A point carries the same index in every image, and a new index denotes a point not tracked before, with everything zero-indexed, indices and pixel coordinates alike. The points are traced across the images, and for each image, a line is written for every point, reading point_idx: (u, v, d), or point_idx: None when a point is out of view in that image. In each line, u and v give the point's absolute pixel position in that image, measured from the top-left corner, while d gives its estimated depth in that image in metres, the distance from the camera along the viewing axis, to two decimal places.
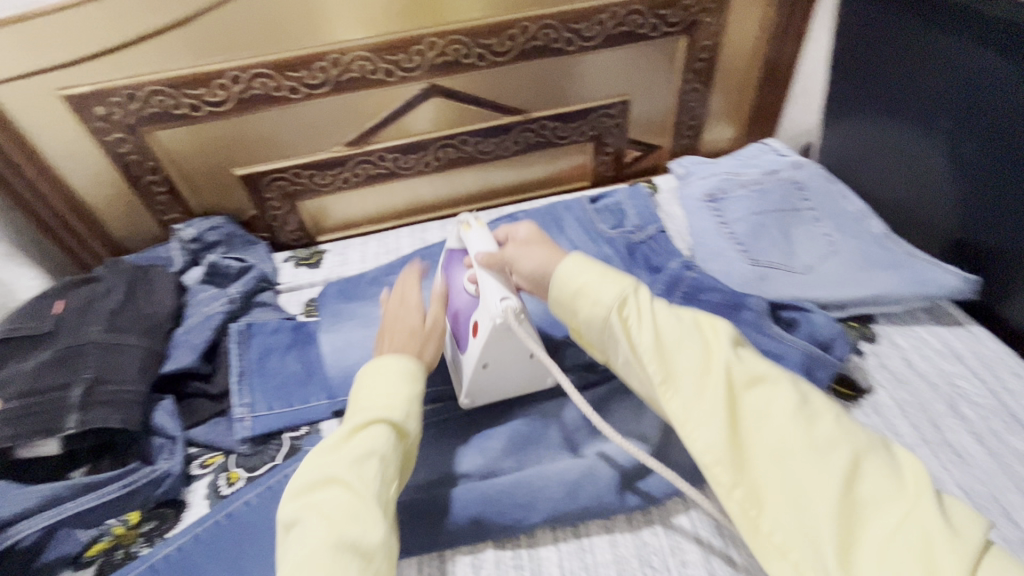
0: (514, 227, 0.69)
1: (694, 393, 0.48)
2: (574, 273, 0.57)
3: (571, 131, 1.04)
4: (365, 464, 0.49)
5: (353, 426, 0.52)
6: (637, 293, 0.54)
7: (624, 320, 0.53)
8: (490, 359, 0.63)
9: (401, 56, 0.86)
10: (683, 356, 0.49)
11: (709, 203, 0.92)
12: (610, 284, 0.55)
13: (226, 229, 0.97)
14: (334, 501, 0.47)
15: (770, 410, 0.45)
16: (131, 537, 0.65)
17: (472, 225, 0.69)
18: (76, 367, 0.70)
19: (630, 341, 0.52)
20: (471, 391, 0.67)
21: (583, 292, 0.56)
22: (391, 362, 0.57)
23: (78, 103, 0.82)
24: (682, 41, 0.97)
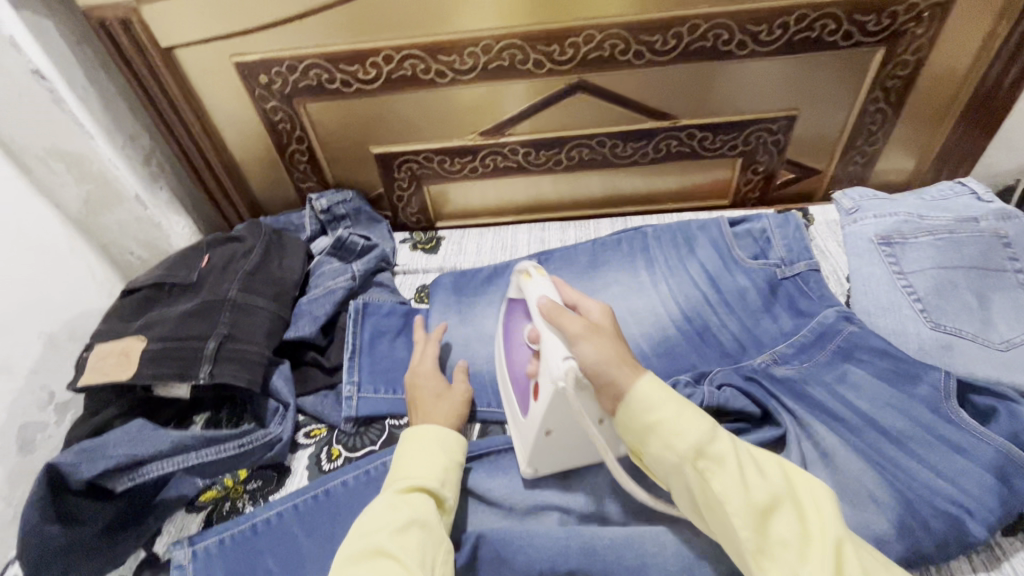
0: (579, 296, 0.61)
1: (789, 557, 0.43)
2: (653, 402, 0.50)
3: (720, 144, 0.95)
4: (405, 533, 0.52)
5: (398, 492, 0.56)
6: (720, 438, 0.49)
7: (699, 471, 0.48)
8: (552, 427, 0.58)
9: (555, 48, 0.82)
10: (778, 519, 0.45)
11: (880, 246, 0.79)
12: (695, 425, 0.49)
13: (353, 204, 0.99)
14: (381, 571, 0.49)
15: (725, 462, 0.48)
16: (238, 491, 0.69)
17: (533, 275, 0.63)
18: (213, 321, 0.74)
19: (712, 496, 0.47)
20: (531, 458, 0.62)
21: (660, 429, 0.49)
22: (420, 438, 0.61)
23: (246, 69, 0.86)
24: (878, 54, 0.83)
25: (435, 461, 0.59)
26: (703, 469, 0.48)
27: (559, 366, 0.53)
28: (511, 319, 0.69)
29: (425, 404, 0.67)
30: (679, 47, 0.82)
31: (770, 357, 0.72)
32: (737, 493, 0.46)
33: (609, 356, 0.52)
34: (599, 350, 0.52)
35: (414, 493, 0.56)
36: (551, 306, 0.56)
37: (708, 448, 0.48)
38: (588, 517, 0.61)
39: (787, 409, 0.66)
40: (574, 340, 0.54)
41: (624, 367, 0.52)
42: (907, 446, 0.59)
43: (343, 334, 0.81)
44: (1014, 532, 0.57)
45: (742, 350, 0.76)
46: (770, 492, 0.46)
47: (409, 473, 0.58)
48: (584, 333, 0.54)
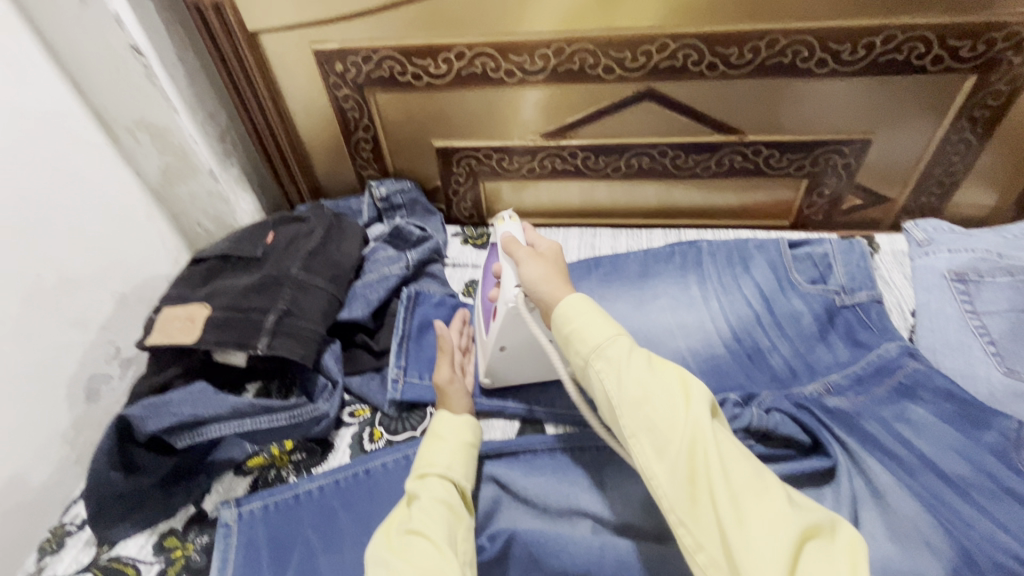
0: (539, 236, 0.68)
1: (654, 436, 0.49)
2: (571, 315, 0.56)
3: (787, 163, 0.92)
4: (431, 513, 0.55)
5: (419, 481, 0.59)
6: (619, 343, 0.54)
7: (618, 392, 0.51)
8: (506, 343, 0.68)
9: (627, 55, 0.82)
10: (651, 408, 0.50)
11: (953, 282, 0.75)
12: (600, 329, 0.55)
13: (411, 194, 1.02)
14: (413, 549, 0.52)
15: (648, 389, 0.51)
16: (284, 460, 0.71)
17: (505, 221, 0.70)
18: (274, 296, 0.77)
19: (604, 390, 0.52)
20: (488, 368, 0.72)
21: (573, 339, 0.55)
22: (444, 424, 0.64)
23: (324, 58, 0.90)
24: (969, 81, 0.79)
25: (453, 448, 0.62)
26: (596, 366, 0.53)
27: (511, 290, 0.63)
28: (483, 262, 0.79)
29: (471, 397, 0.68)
30: (755, 61, 0.80)
31: (822, 387, 0.70)
32: (619, 387, 0.51)
33: (542, 274, 0.60)
34: (538, 271, 0.61)
35: (435, 478, 0.59)
36: (508, 241, 0.65)
37: (603, 343, 0.54)
38: (623, 530, 0.60)
39: (840, 441, 0.64)
40: (520, 263, 0.63)
41: (559, 284, 0.60)
42: (969, 494, 0.56)
43: (394, 320, 0.83)
44: None
45: (793, 375, 0.74)
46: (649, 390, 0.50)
47: (429, 461, 0.61)
48: (534, 257, 0.63)
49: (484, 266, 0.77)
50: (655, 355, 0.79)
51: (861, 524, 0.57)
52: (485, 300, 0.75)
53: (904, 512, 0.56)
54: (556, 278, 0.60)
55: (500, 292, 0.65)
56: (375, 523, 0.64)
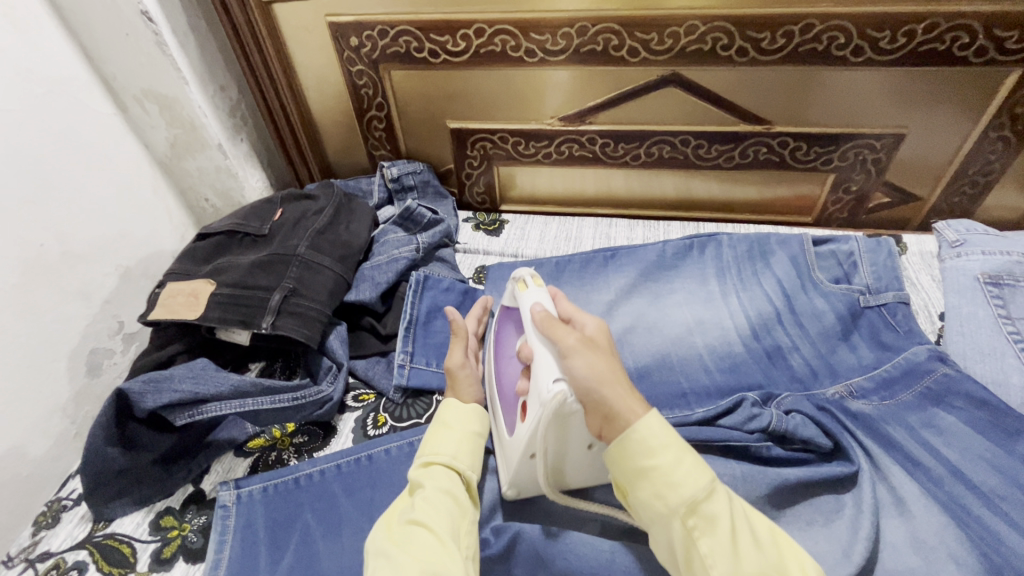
0: (573, 308, 0.60)
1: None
2: (648, 437, 0.49)
3: (814, 156, 0.89)
4: (434, 503, 0.53)
5: (421, 470, 0.57)
6: (716, 496, 0.46)
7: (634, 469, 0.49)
8: (538, 452, 0.56)
9: (653, 37, 0.78)
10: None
11: (985, 284, 0.72)
12: (687, 474, 0.47)
13: (423, 176, 0.99)
14: (412, 539, 0.49)
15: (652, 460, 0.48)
16: (285, 443, 0.70)
17: (528, 285, 0.63)
18: (279, 274, 0.75)
19: (692, 547, 0.45)
20: (511, 478, 0.59)
21: (653, 475, 0.48)
22: (447, 413, 0.62)
23: (339, 30, 0.87)
24: (1013, 75, 0.75)
25: (458, 436, 0.60)
26: (688, 520, 0.46)
27: (552, 385, 0.51)
28: (501, 329, 0.69)
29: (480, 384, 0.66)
30: (788, 47, 0.77)
31: (844, 389, 0.67)
32: (725, 557, 0.44)
33: (597, 373, 0.50)
34: (591, 365, 0.51)
35: (439, 467, 0.57)
36: (546, 319, 0.56)
37: (699, 497, 0.46)
38: (632, 529, 0.58)
39: (862, 445, 0.61)
40: (567, 355, 0.52)
41: (618, 387, 0.50)
42: (1000, 505, 0.53)
43: (401, 304, 0.80)
44: None
45: (813, 376, 0.71)
46: (762, 566, 0.44)
47: (432, 449, 0.59)
48: (582, 348, 0.53)
49: (502, 334, 0.68)
50: (669, 350, 0.77)
51: (883, 532, 0.55)
52: (510, 390, 0.63)
53: (929, 522, 0.53)
54: (612, 377, 0.51)
55: (534, 391, 0.53)
56: (377, 511, 0.62)
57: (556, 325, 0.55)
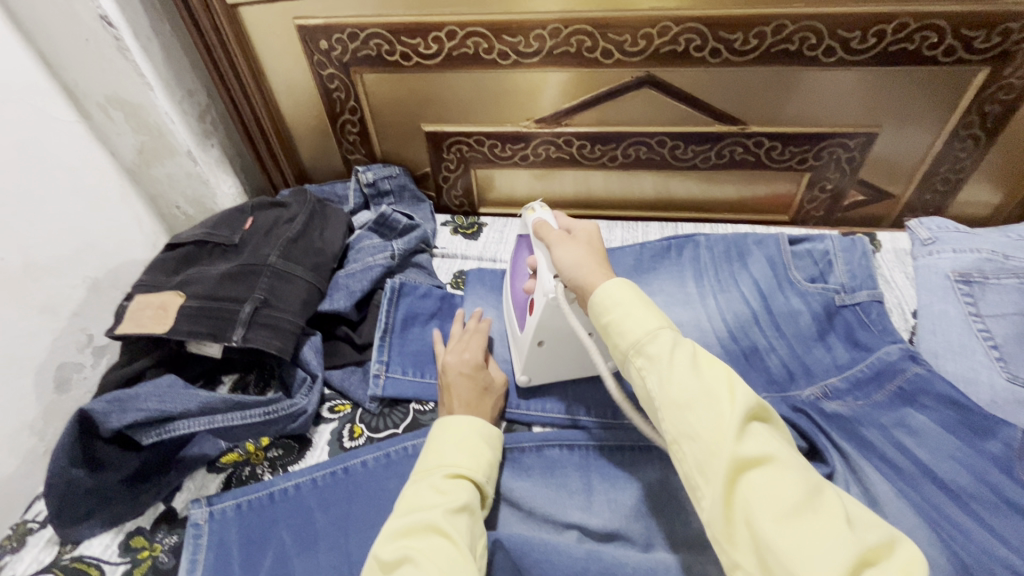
0: (571, 219, 0.64)
1: (695, 443, 0.41)
2: (607, 302, 0.50)
3: (789, 156, 0.89)
4: (458, 516, 0.51)
5: (445, 477, 0.55)
6: (662, 337, 0.46)
7: (678, 411, 0.43)
8: (544, 338, 0.66)
9: (626, 38, 0.78)
10: (695, 416, 0.42)
11: (957, 283, 0.73)
12: (639, 321, 0.48)
13: (399, 180, 0.98)
14: (436, 548, 0.47)
15: (698, 398, 0.42)
16: (259, 457, 0.69)
17: (535, 210, 0.67)
18: (250, 285, 0.73)
19: (645, 390, 0.46)
20: (524, 367, 0.70)
21: (610, 328, 0.49)
22: (477, 426, 0.61)
23: (308, 34, 0.85)
24: (982, 74, 0.76)
25: (480, 452, 0.59)
26: (675, 405, 0.43)
27: (551, 281, 0.60)
28: (518, 254, 0.75)
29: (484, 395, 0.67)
30: (760, 48, 0.76)
31: (820, 391, 0.68)
32: (663, 384, 0.44)
33: (578, 260, 0.56)
34: (575, 257, 0.57)
35: (461, 479, 0.55)
36: (541, 225, 0.63)
37: (696, 392, 0.42)
38: (609, 537, 0.58)
39: (836, 446, 0.62)
40: (555, 252, 0.59)
41: (598, 269, 0.55)
42: (970, 505, 0.54)
43: (377, 312, 0.79)
44: None
45: (789, 377, 0.71)
46: (695, 391, 0.42)
47: (458, 461, 0.57)
48: (572, 242, 0.59)
49: (516, 257, 0.76)
50: None
51: None
52: (520, 297, 0.72)
53: (901, 524, 0.53)
54: (593, 263, 0.56)
55: (541, 287, 0.62)
56: (353, 525, 0.62)
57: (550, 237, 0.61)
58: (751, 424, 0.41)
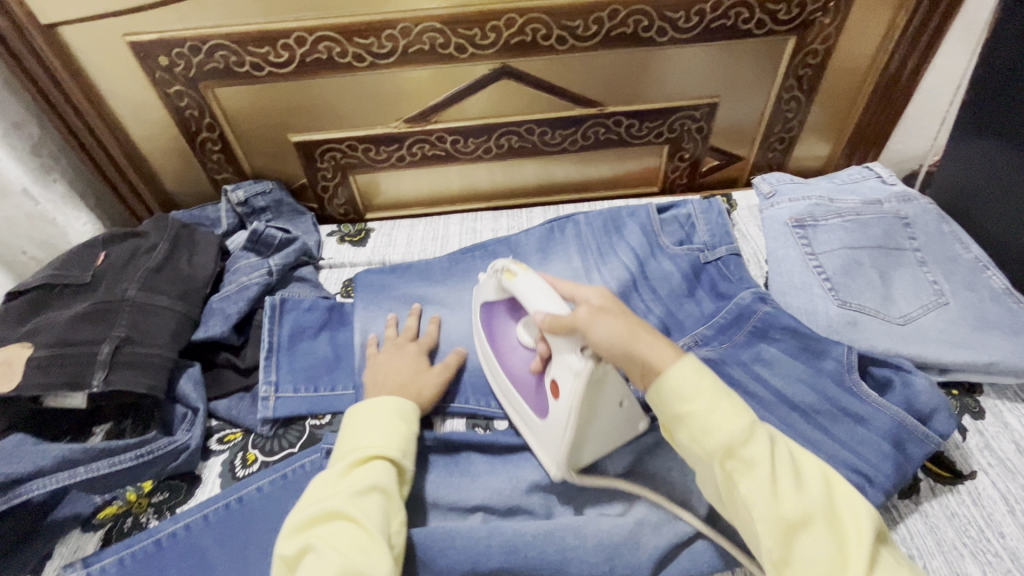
0: (576, 287, 0.58)
1: (755, 506, 0.43)
2: (682, 382, 0.47)
3: (647, 131, 0.95)
4: (366, 497, 0.52)
5: (353, 461, 0.54)
6: (757, 438, 0.45)
7: (726, 468, 0.45)
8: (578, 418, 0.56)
9: (476, 32, 0.80)
10: (751, 481, 0.44)
11: (794, 228, 0.82)
12: (729, 423, 0.45)
13: (274, 195, 0.95)
14: (339, 533, 0.49)
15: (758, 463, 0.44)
16: (142, 505, 0.64)
17: (516, 272, 0.61)
18: (110, 323, 0.68)
19: (701, 452, 0.46)
20: (560, 462, 0.57)
21: (663, 394, 0.48)
22: (384, 404, 0.60)
23: (143, 50, 0.80)
24: (791, 42, 0.86)
25: (392, 428, 0.58)
26: (725, 461, 0.45)
27: (580, 360, 0.51)
28: (491, 319, 0.71)
29: (413, 388, 0.66)
30: (601, 32, 0.82)
31: (691, 340, 0.73)
32: (728, 456, 0.45)
33: (625, 333, 0.49)
34: (613, 331, 0.49)
35: (371, 459, 0.55)
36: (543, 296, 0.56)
37: (717, 423, 0.45)
38: (510, 513, 0.60)
39: None
40: (586, 331, 0.50)
41: (649, 338, 0.49)
42: (816, 419, 0.61)
43: (260, 332, 0.76)
44: (910, 495, 0.60)
45: (665, 331, 0.76)
46: (753, 455, 0.44)
47: (368, 443, 0.56)
48: (603, 314, 0.51)
49: (499, 325, 0.70)
50: None
51: None
52: (524, 376, 0.64)
53: None
54: (637, 332, 0.49)
55: (563, 364, 0.54)
56: (252, 554, 0.59)
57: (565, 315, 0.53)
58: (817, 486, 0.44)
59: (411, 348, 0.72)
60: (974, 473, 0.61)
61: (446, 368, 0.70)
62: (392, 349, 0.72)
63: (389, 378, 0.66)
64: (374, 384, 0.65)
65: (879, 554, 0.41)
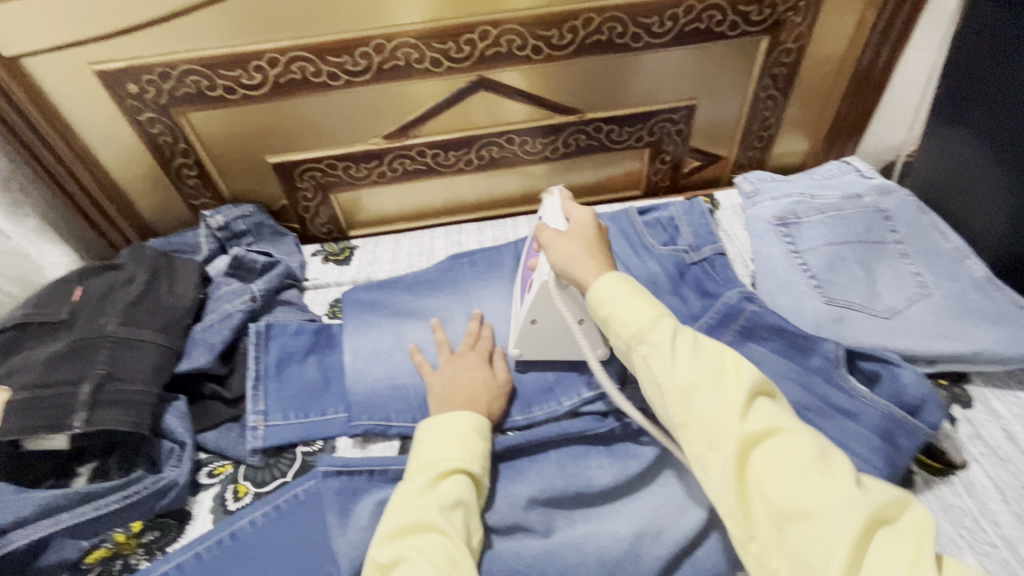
0: (575, 208, 0.68)
1: (704, 426, 0.47)
2: (610, 295, 0.55)
3: (628, 136, 0.95)
4: (452, 512, 0.53)
5: (439, 473, 0.56)
6: (680, 337, 0.51)
7: (642, 355, 0.52)
8: (537, 317, 0.67)
9: (451, 46, 0.79)
10: (700, 398, 0.48)
11: (777, 226, 0.82)
12: (642, 312, 0.53)
13: (255, 218, 0.93)
14: (431, 547, 0.50)
15: (696, 377, 0.49)
16: (131, 546, 0.62)
17: (552, 195, 0.72)
18: (90, 361, 0.66)
19: (650, 376, 0.51)
20: (519, 342, 0.70)
21: (610, 321, 0.55)
22: (463, 417, 0.61)
23: (111, 79, 0.78)
24: (764, 42, 0.86)
25: (469, 440, 0.59)
26: (642, 349, 0.52)
27: (547, 267, 0.64)
28: (529, 246, 0.75)
29: (485, 400, 0.65)
30: (576, 41, 0.82)
31: None
32: (666, 370, 0.50)
33: (575, 251, 0.61)
34: (565, 250, 0.62)
35: (454, 473, 0.56)
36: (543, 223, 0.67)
37: (644, 329, 0.52)
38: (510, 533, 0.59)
39: None
40: (549, 247, 0.63)
41: (590, 263, 0.59)
42: (809, 419, 0.61)
43: (245, 360, 0.75)
44: (905, 489, 0.60)
45: None
46: (694, 374, 0.49)
47: (452, 455, 0.57)
48: (570, 235, 0.63)
49: (526, 253, 0.76)
50: None
51: None
52: (526, 272, 0.73)
53: None
54: (586, 255, 0.61)
55: (541, 269, 0.65)
56: None
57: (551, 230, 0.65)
58: (757, 402, 0.48)
59: (474, 355, 0.71)
60: (967, 463, 0.61)
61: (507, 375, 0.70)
62: (453, 360, 0.70)
63: (458, 393, 0.65)
64: (443, 402, 0.64)
65: (755, 406, 0.47)
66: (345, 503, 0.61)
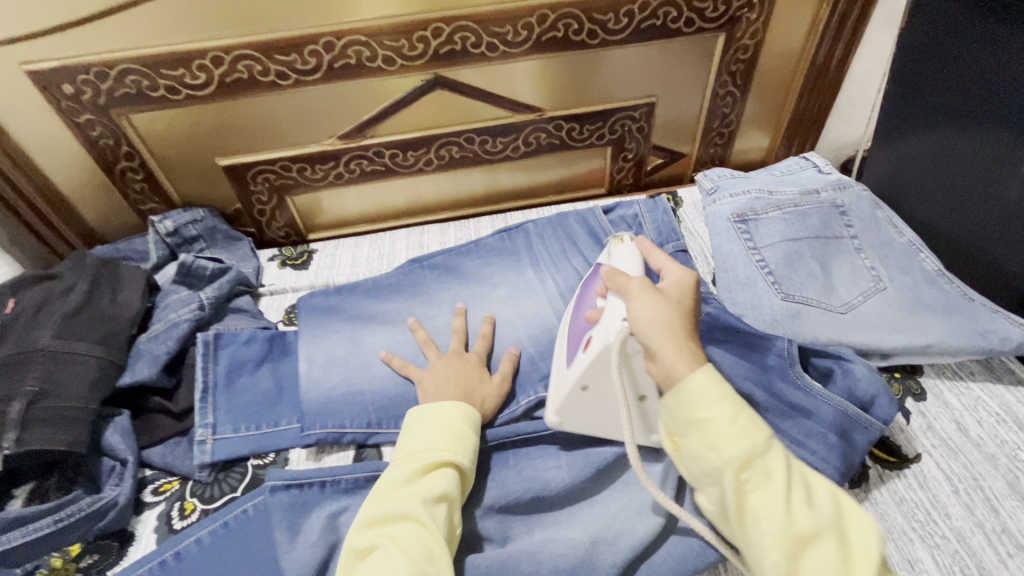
0: (666, 261, 0.56)
1: (776, 561, 0.42)
2: (697, 393, 0.46)
3: (589, 134, 0.95)
4: (435, 505, 0.52)
5: (427, 464, 0.54)
6: (769, 452, 0.44)
7: (739, 481, 0.44)
8: (591, 383, 0.57)
9: (404, 43, 0.78)
10: (793, 541, 0.42)
11: (736, 223, 0.82)
12: (742, 437, 0.44)
13: (206, 223, 0.90)
14: (409, 539, 0.49)
15: (780, 510, 0.43)
16: (68, 571, 0.59)
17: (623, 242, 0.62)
18: (21, 377, 0.63)
19: (731, 498, 0.44)
20: (558, 408, 0.60)
21: (697, 428, 0.45)
22: (458, 409, 0.59)
23: (44, 79, 0.74)
24: (721, 39, 0.86)
25: (460, 434, 0.57)
26: (742, 474, 0.44)
27: (619, 325, 0.52)
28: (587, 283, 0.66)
29: (477, 396, 0.64)
30: (531, 38, 0.80)
31: None
32: (762, 500, 0.43)
33: (659, 315, 0.49)
34: (653, 311, 0.49)
35: (443, 465, 0.55)
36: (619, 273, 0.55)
37: (745, 452, 0.44)
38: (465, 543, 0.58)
39: None
40: (631, 300, 0.51)
41: (679, 335, 0.48)
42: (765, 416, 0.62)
43: (192, 371, 0.72)
44: (859, 484, 0.61)
45: None
46: (802, 515, 0.43)
47: (442, 447, 0.56)
48: (648, 292, 0.52)
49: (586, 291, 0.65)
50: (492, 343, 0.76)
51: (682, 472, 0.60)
52: (579, 325, 0.63)
53: None
54: (675, 326, 0.48)
55: (606, 328, 0.54)
56: None
57: (630, 286, 0.53)
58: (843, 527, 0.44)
59: (473, 355, 0.70)
60: (919, 456, 0.62)
61: (504, 378, 0.68)
62: (445, 359, 0.69)
63: (452, 383, 0.65)
64: (436, 391, 0.64)
65: (854, 549, 0.43)
66: (294, 519, 0.58)
